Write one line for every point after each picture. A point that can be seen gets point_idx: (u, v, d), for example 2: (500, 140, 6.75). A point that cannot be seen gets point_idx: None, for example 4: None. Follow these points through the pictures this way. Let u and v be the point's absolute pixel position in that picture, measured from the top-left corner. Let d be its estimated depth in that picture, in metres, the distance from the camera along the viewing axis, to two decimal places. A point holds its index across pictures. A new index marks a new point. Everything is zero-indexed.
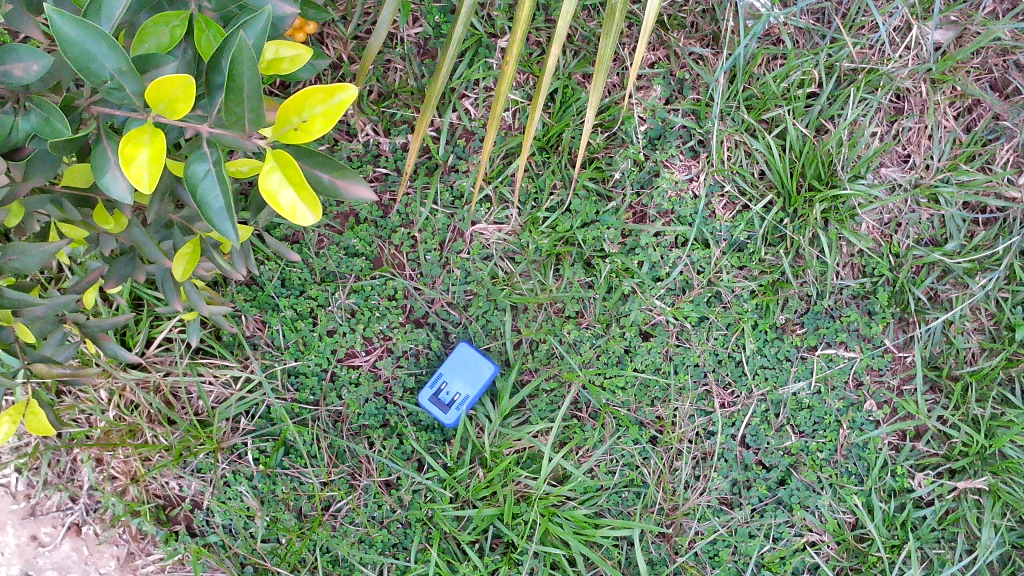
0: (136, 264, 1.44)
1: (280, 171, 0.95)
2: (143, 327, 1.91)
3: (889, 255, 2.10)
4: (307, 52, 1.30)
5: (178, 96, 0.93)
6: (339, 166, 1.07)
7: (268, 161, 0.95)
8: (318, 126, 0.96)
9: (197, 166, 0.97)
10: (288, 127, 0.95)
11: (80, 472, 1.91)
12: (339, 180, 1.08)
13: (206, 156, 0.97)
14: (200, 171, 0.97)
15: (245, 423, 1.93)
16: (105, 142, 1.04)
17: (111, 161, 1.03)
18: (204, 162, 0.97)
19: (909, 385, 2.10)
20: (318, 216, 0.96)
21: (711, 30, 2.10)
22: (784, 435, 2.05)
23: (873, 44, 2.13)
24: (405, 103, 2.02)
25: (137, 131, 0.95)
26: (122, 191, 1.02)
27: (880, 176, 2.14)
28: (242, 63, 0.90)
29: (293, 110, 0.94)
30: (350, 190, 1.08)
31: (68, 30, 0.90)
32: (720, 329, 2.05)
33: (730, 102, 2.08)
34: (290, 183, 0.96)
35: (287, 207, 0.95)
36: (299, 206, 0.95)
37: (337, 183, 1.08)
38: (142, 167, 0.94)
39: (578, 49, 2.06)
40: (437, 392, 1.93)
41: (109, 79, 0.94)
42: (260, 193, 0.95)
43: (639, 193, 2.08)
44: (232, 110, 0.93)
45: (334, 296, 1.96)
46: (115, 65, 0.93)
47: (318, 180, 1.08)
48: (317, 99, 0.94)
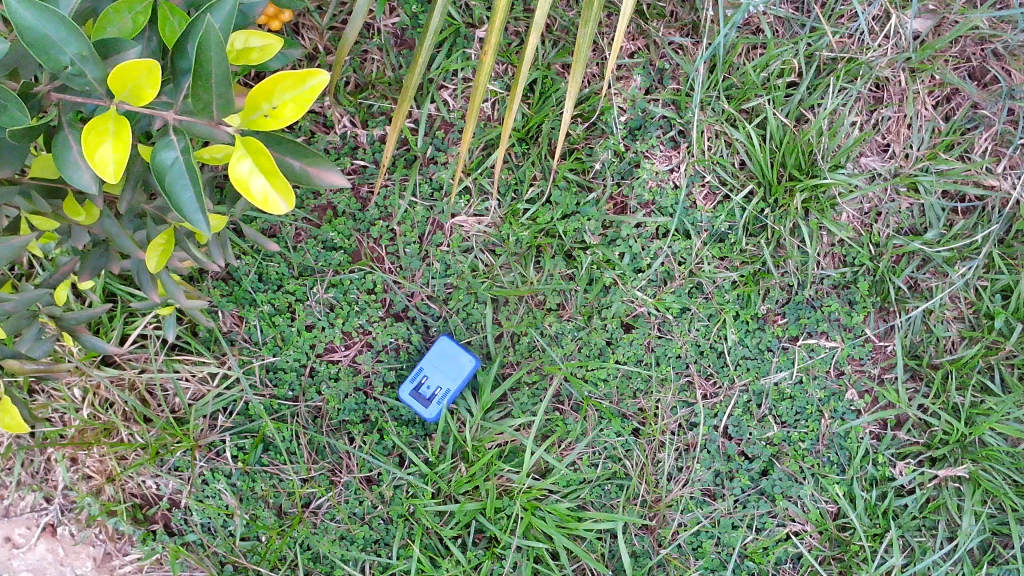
0: (111, 255, 1.41)
1: (251, 158, 0.95)
2: (117, 324, 1.87)
3: (869, 245, 2.10)
4: (277, 42, 1.27)
5: (143, 82, 0.92)
6: (311, 154, 1.10)
7: (239, 148, 0.95)
8: (289, 112, 0.96)
9: (164, 153, 0.95)
10: (259, 114, 0.96)
11: (54, 472, 1.88)
12: (310, 167, 1.10)
13: (173, 144, 0.96)
14: (167, 159, 0.95)
15: (223, 420, 1.90)
16: (66, 131, 1.03)
17: (74, 151, 1.02)
18: (171, 149, 0.95)
19: (889, 374, 2.11)
20: (290, 203, 0.97)
21: (690, 19, 2.09)
22: (766, 426, 2.05)
23: (852, 34, 2.12)
24: (383, 94, 1.99)
25: (101, 119, 0.93)
26: (87, 181, 1.00)
27: (859, 166, 2.14)
28: (210, 47, 0.90)
29: (264, 96, 0.95)
30: (324, 177, 1.11)
31: (26, 14, 0.90)
32: (702, 320, 2.05)
33: (710, 92, 2.08)
34: (262, 171, 0.96)
35: (260, 196, 0.96)
36: (271, 193, 0.96)
37: (309, 171, 1.10)
38: (107, 155, 0.93)
39: (557, 39, 2.04)
40: (418, 386, 1.91)
41: (70, 65, 0.93)
42: (232, 182, 0.95)
43: (619, 183, 2.07)
44: (199, 97, 0.93)
45: (312, 291, 1.93)
46: (75, 50, 0.92)
47: (289, 168, 1.11)
48: (288, 85, 0.95)
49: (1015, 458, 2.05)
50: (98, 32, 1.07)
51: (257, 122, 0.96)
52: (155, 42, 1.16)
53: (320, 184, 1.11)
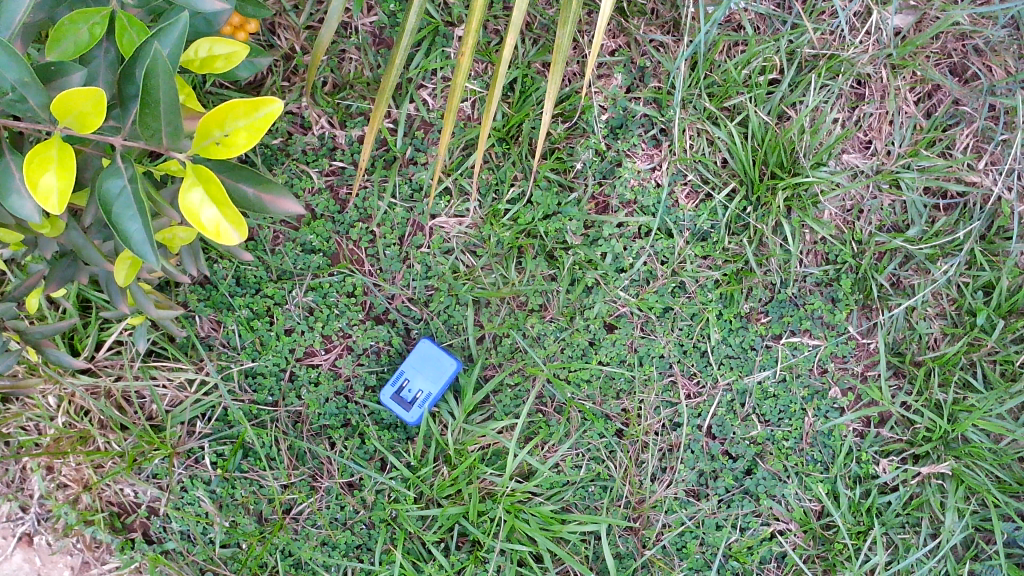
0: (79, 266, 1.38)
1: (202, 187, 0.98)
2: (91, 331, 1.84)
3: (851, 242, 2.10)
4: (241, 51, 1.31)
5: (87, 111, 0.94)
6: (266, 181, 1.14)
7: (189, 177, 0.98)
8: (241, 141, 0.98)
9: (111, 182, 0.97)
10: (210, 141, 0.97)
11: (30, 481, 1.85)
12: (264, 194, 1.15)
13: (121, 172, 0.98)
14: (115, 188, 0.98)
15: (201, 427, 1.88)
16: (9, 157, 1.06)
17: (17, 178, 1.05)
18: (119, 178, 0.98)
19: (873, 371, 2.10)
20: (242, 234, 1.00)
21: (671, 16, 2.08)
22: (750, 425, 2.04)
23: (833, 30, 2.12)
24: (361, 95, 1.97)
25: (44, 147, 0.95)
26: (30, 211, 1.05)
27: (842, 163, 2.13)
28: (157, 74, 0.91)
29: (216, 123, 0.96)
30: (276, 205, 1.15)
31: None
32: (685, 319, 2.04)
33: (692, 90, 2.06)
34: (213, 202, 0.99)
35: (212, 227, 0.99)
36: (222, 224, 0.99)
37: (263, 198, 1.14)
38: (50, 184, 0.96)
39: (537, 37, 2.03)
40: (399, 390, 1.90)
41: (11, 90, 0.95)
42: (182, 212, 0.99)
43: (601, 183, 2.05)
44: (148, 124, 0.95)
45: (291, 294, 1.91)
46: (17, 77, 0.95)
47: (242, 193, 1.14)
48: (240, 112, 0.97)
49: (997, 454, 2.06)
50: (53, 45, 1.07)
51: (209, 149, 0.98)
52: (113, 53, 1.16)
53: (274, 212, 1.15)
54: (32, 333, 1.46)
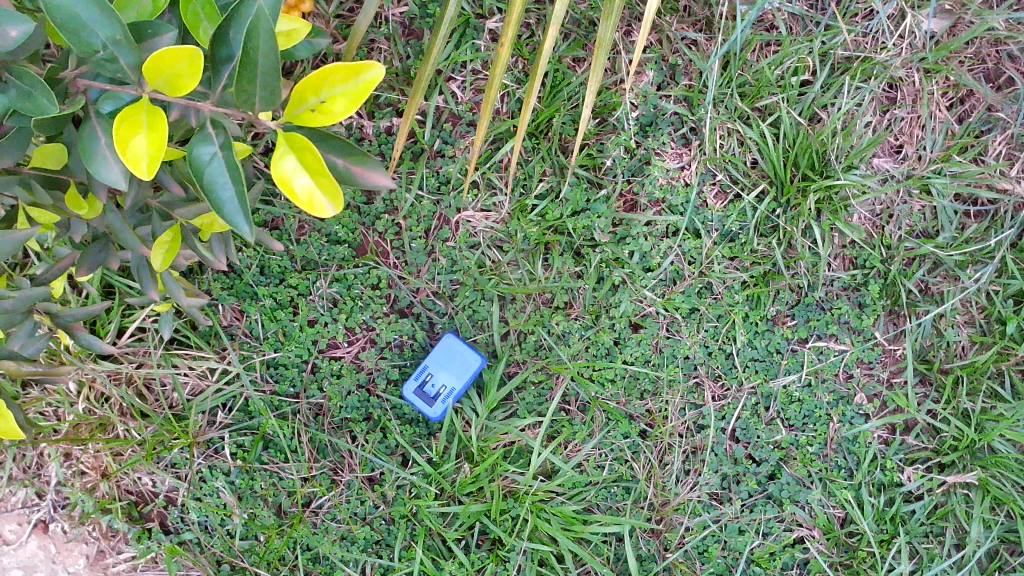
0: (109, 250, 1.30)
1: (295, 156, 0.86)
2: (115, 317, 1.80)
3: (880, 247, 2.09)
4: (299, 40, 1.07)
5: (182, 71, 0.86)
6: (358, 150, 0.95)
7: (280, 143, 0.86)
8: (340, 106, 0.88)
9: (201, 148, 0.85)
10: (304, 108, 0.87)
11: (48, 467, 1.82)
12: (355, 166, 0.96)
13: (212, 138, 0.86)
14: (206, 154, 0.85)
15: (222, 417, 1.84)
16: (94, 120, 0.95)
17: (102, 142, 0.95)
18: (210, 144, 0.85)
19: (899, 379, 2.10)
20: (338, 207, 0.88)
21: (704, 14, 2.07)
22: (774, 429, 2.03)
23: (867, 33, 2.12)
24: (390, 85, 1.95)
25: (133, 110, 0.87)
26: (116, 177, 0.94)
27: (873, 167, 2.12)
28: (258, 35, 0.80)
29: (312, 88, 0.86)
30: (368, 178, 0.96)
31: None
32: (711, 321, 2.03)
33: (723, 89, 2.06)
34: (307, 170, 0.87)
35: (305, 198, 0.87)
36: (317, 195, 0.87)
37: (353, 169, 0.95)
38: (140, 148, 0.87)
39: (569, 32, 2.00)
40: (422, 384, 1.86)
41: (102, 49, 0.88)
42: (275, 181, 0.86)
43: (630, 180, 2.04)
44: (242, 88, 0.84)
45: (316, 285, 1.88)
46: (109, 33, 0.87)
47: (330, 165, 0.96)
48: (339, 77, 0.87)
49: None
50: (121, 10, 1.08)
51: (303, 116, 0.87)
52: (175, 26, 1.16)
53: (363, 186, 0.96)
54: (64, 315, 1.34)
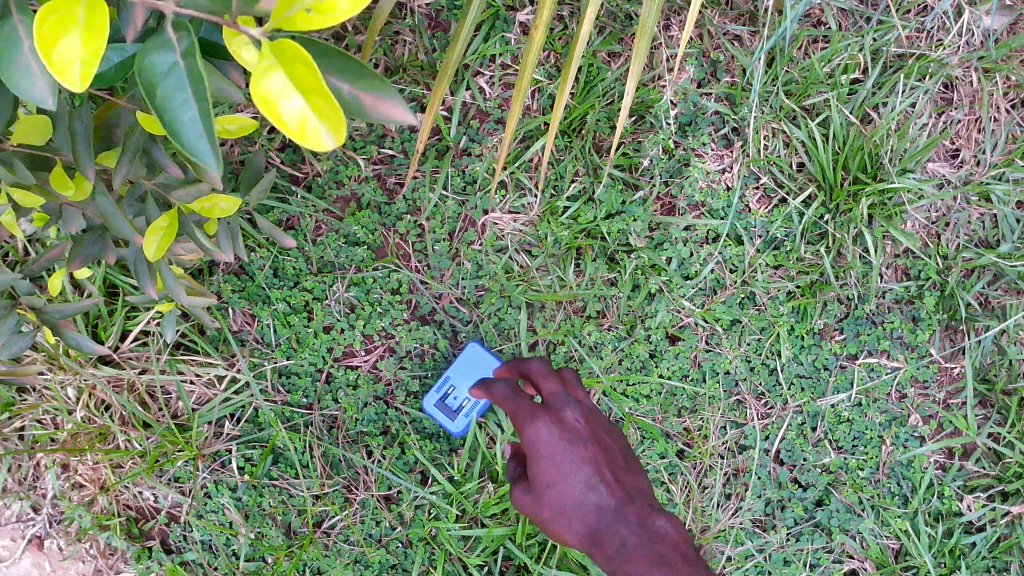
0: (106, 242, 1.15)
1: (282, 71, 0.61)
2: (118, 319, 1.68)
3: (936, 257, 1.94)
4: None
5: None
6: (367, 73, 0.74)
7: (263, 51, 0.60)
8: (342, 4, 0.65)
9: (156, 55, 0.67)
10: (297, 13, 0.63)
11: (43, 479, 1.70)
12: (363, 92, 0.75)
13: (169, 40, 0.67)
14: (163, 64, 0.67)
15: (229, 428, 1.72)
16: (16, 18, 0.77)
17: (24, 51, 0.76)
18: (167, 50, 0.67)
19: (956, 399, 1.95)
20: (340, 140, 0.63)
21: (748, 8, 1.95)
22: (822, 451, 1.89)
23: (921, 29, 1.99)
24: (414, 79, 1.85)
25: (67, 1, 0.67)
26: (39, 95, 0.77)
27: (927, 172, 1.98)
28: None
29: None
30: (379, 108, 0.75)
31: None
32: (754, 333, 1.90)
33: (769, 87, 1.93)
34: (299, 88, 0.61)
35: (295, 124, 0.62)
36: (310, 121, 0.62)
37: (359, 96, 0.75)
38: (73, 50, 0.68)
39: (604, 25, 1.88)
40: (443, 397, 1.74)
41: None
42: (252, 100, 0.61)
43: (668, 182, 1.91)
44: None
45: (332, 288, 1.76)
46: None
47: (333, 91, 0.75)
48: None
49: None
50: None
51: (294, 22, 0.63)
52: None
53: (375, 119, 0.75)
54: (50, 311, 1.19)
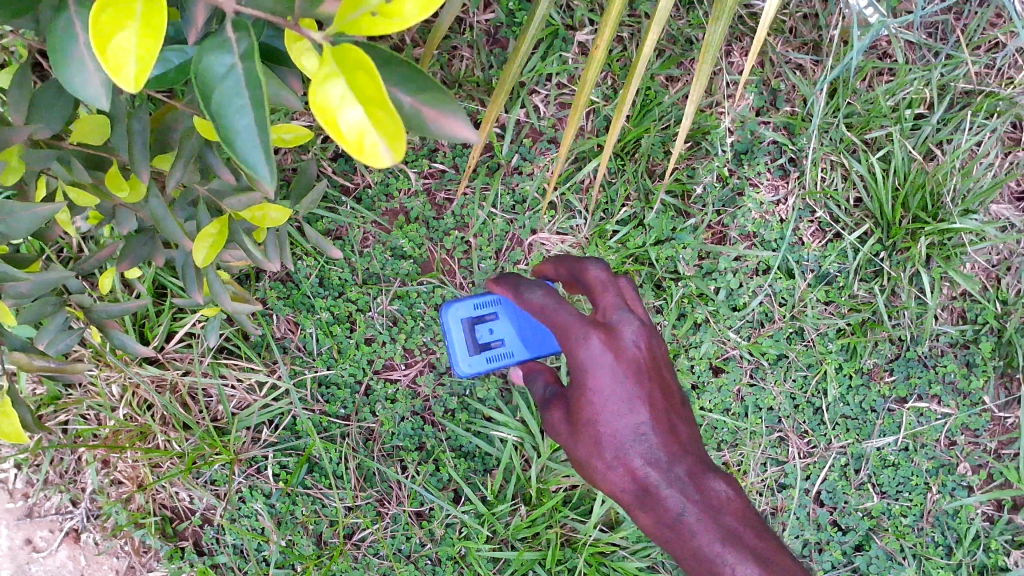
0: (156, 244, 1.17)
1: (347, 78, 0.59)
2: (164, 319, 1.69)
3: (996, 301, 1.88)
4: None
5: None
6: (431, 86, 0.70)
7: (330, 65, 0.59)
8: (411, 8, 0.59)
9: (215, 61, 0.64)
10: (364, 11, 0.58)
11: (84, 474, 1.72)
12: (424, 106, 0.71)
13: (232, 47, 0.64)
14: (221, 67, 0.64)
15: (267, 434, 1.73)
16: (73, 13, 0.75)
17: (79, 42, 0.74)
18: (227, 55, 0.64)
19: (1009, 450, 1.90)
20: (400, 154, 0.59)
21: (812, 37, 1.91)
22: (865, 495, 1.85)
23: (992, 65, 1.93)
24: (469, 95, 1.84)
25: None
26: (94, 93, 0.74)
27: (991, 214, 1.92)
28: None
29: None
30: (443, 124, 0.71)
31: None
32: (800, 370, 1.86)
33: (829, 118, 1.89)
34: (362, 100, 0.59)
35: (354, 137, 0.59)
36: (369, 133, 0.59)
37: (422, 110, 0.71)
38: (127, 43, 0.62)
39: (663, 49, 1.86)
40: (478, 324, 1.56)
41: None
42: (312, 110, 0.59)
43: (720, 211, 1.88)
44: None
45: (376, 301, 1.76)
46: None
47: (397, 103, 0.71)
48: None
49: None
50: None
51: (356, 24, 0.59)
52: None
53: (436, 133, 0.71)
54: (98, 311, 1.17)
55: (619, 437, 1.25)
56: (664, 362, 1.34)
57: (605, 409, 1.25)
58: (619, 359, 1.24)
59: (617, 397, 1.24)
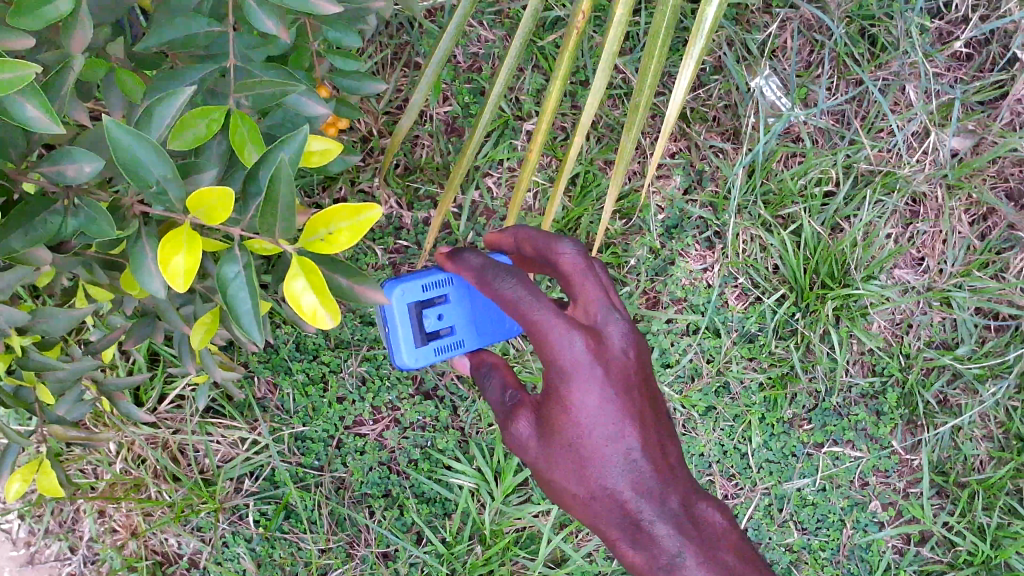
0: (156, 324, 1.37)
1: (304, 278, 0.86)
2: (157, 384, 1.89)
3: (899, 355, 2.13)
4: (339, 147, 1.16)
5: (217, 206, 0.84)
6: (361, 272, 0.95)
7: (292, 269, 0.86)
8: (346, 238, 0.87)
9: (226, 267, 0.87)
10: (315, 238, 0.86)
11: (82, 523, 1.91)
12: (359, 285, 0.95)
13: (237, 258, 0.87)
14: (230, 272, 0.87)
15: (249, 485, 1.93)
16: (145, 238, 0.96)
17: (150, 259, 0.95)
18: (235, 264, 0.87)
19: (915, 489, 2.14)
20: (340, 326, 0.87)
21: (732, 125, 2.17)
22: (786, 531, 2.10)
23: (890, 148, 2.17)
24: (430, 179, 2.07)
25: (174, 232, 0.86)
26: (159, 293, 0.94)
27: (893, 277, 2.17)
28: (280, 180, 0.81)
29: (322, 222, 0.85)
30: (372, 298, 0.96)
31: (122, 138, 0.80)
32: (727, 420, 2.10)
33: (747, 196, 2.14)
34: (314, 290, 0.87)
35: (309, 312, 0.86)
36: (320, 310, 0.86)
37: (357, 288, 0.95)
38: (179, 266, 0.86)
39: (601, 136, 2.12)
40: (427, 309, 1.51)
41: (155, 184, 0.84)
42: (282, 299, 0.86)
43: (653, 279, 2.12)
44: (264, 220, 0.84)
45: (346, 363, 1.96)
46: (162, 171, 0.83)
47: (337, 283, 0.96)
48: (344, 214, 0.86)
49: None
50: (177, 132, 0.96)
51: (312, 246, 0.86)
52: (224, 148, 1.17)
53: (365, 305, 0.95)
54: (109, 384, 1.39)
55: (610, 467, 1.23)
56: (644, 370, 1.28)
57: (599, 443, 1.22)
58: (611, 376, 1.21)
59: (608, 422, 1.21)
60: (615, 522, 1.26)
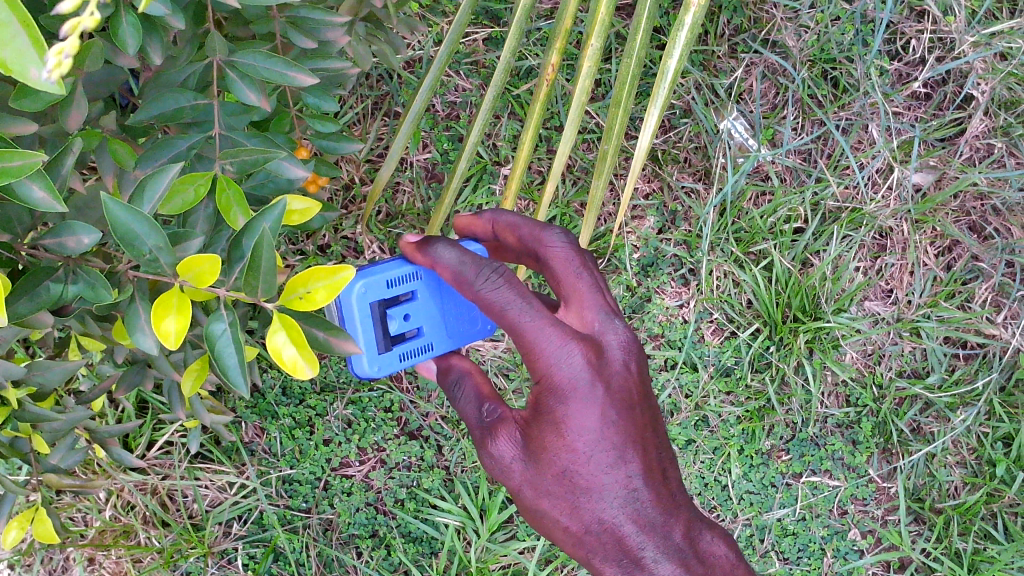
0: (146, 372, 1.41)
1: (283, 332, 0.91)
2: (146, 431, 1.93)
3: (872, 386, 2.19)
4: (318, 204, 1.21)
5: (205, 270, 0.91)
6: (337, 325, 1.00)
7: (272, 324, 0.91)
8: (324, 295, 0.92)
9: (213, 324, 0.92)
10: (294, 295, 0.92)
11: (72, 571, 1.93)
12: (334, 337, 1.01)
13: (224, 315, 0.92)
14: (216, 329, 0.92)
15: (237, 529, 1.96)
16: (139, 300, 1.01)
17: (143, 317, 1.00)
18: (221, 321, 0.92)
19: (892, 516, 2.19)
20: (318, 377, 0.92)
21: (702, 165, 2.23)
22: (768, 561, 2.16)
23: (855, 184, 2.24)
24: (411, 224, 2.13)
25: (165, 295, 0.91)
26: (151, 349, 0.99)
27: (863, 309, 2.23)
28: (263, 246, 0.87)
29: (300, 281, 0.91)
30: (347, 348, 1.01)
31: (119, 214, 0.85)
32: (707, 453, 2.16)
33: (719, 233, 2.20)
34: (293, 343, 0.92)
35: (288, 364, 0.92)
36: (300, 362, 0.91)
37: (332, 340, 1.01)
38: (169, 326, 0.92)
39: (576, 178, 2.19)
40: (392, 314, 1.36)
41: (148, 254, 0.89)
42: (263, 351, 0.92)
43: (630, 316, 2.19)
44: (249, 282, 0.89)
45: (332, 406, 2.00)
46: (154, 242, 0.88)
47: (313, 336, 1.01)
48: (322, 273, 0.92)
49: None
50: (166, 200, 1.03)
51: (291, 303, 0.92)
52: None
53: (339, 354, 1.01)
54: (101, 432, 1.43)
55: (606, 493, 1.27)
56: (643, 391, 1.32)
57: (595, 471, 1.25)
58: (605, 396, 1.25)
59: (601, 444, 1.24)
60: (608, 550, 1.30)
